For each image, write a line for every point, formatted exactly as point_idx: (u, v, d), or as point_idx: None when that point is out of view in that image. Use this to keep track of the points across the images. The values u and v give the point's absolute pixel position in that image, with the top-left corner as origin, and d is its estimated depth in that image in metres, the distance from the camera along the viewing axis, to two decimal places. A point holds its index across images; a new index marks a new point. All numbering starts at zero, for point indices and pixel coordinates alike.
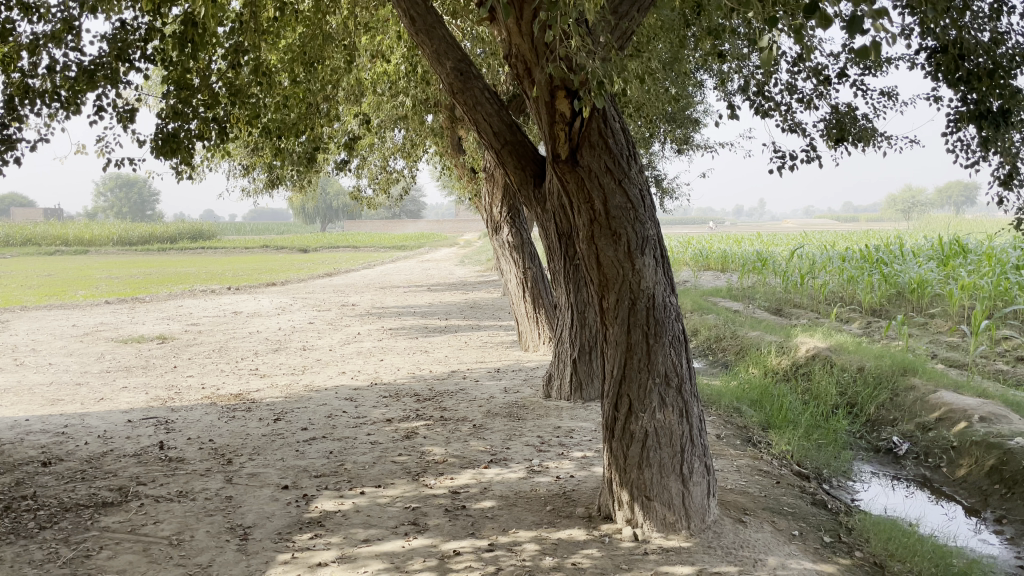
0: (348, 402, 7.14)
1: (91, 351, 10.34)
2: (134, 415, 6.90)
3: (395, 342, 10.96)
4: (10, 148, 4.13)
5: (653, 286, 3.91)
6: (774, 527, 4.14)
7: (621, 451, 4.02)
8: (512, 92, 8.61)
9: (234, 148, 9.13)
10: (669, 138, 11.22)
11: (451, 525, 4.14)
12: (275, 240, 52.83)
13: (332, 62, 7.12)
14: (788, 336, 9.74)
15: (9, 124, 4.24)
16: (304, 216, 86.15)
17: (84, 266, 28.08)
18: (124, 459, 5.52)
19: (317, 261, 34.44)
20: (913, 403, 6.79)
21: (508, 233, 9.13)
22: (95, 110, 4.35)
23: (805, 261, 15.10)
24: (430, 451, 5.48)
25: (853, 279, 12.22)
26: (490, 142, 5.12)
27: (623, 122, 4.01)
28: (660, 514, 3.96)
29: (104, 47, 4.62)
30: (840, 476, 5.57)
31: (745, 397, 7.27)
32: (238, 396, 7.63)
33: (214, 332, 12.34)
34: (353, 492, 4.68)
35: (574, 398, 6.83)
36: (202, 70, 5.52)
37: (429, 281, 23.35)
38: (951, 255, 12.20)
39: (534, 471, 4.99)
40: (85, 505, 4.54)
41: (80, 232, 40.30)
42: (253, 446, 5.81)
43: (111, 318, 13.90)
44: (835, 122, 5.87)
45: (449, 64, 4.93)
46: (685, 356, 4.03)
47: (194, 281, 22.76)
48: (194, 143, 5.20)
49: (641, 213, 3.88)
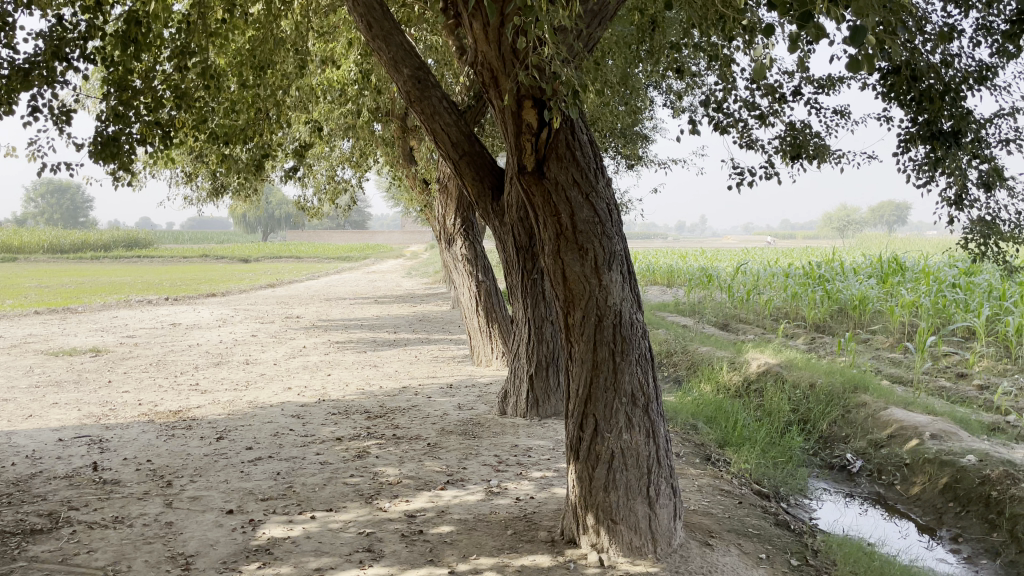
0: (296, 420, 6.87)
1: (19, 365, 9.81)
2: (66, 433, 6.52)
3: (343, 356, 10.68)
4: None
5: (620, 302, 3.80)
6: (741, 550, 4.06)
7: (586, 472, 3.89)
8: (465, 103, 8.48)
9: (176, 155, 8.81)
10: (620, 153, 11.22)
11: (408, 552, 3.96)
12: (214, 249, 51.59)
13: (282, 68, 6.88)
14: (738, 352, 9.78)
15: None
16: (246, 226, 84.56)
17: (13, 275, 26.99)
18: (53, 482, 5.18)
19: (258, 271, 33.71)
20: (864, 420, 6.84)
21: (461, 246, 8.96)
22: (29, 110, 4.08)
23: (750, 276, 15.27)
24: (383, 472, 5.28)
25: (798, 296, 12.38)
26: (448, 153, 4.97)
27: (591, 134, 3.90)
28: (627, 538, 3.84)
29: (39, 44, 4.35)
30: (797, 494, 5.55)
31: (700, 413, 7.23)
32: (178, 414, 7.29)
33: (151, 345, 11.85)
34: (303, 517, 4.46)
35: (530, 414, 6.68)
36: (146, 72, 5.25)
37: (374, 292, 22.97)
38: (890, 273, 12.45)
39: (492, 493, 4.83)
40: (10, 532, 4.22)
41: (8, 239, 38.74)
42: (194, 467, 5.52)
43: (40, 330, 13.27)
44: (790, 139, 5.86)
45: (407, 71, 4.74)
46: (652, 376, 3.93)
47: (129, 291, 22.00)
48: (135, 149, 4.95)
49: (608, 227, 3.78)
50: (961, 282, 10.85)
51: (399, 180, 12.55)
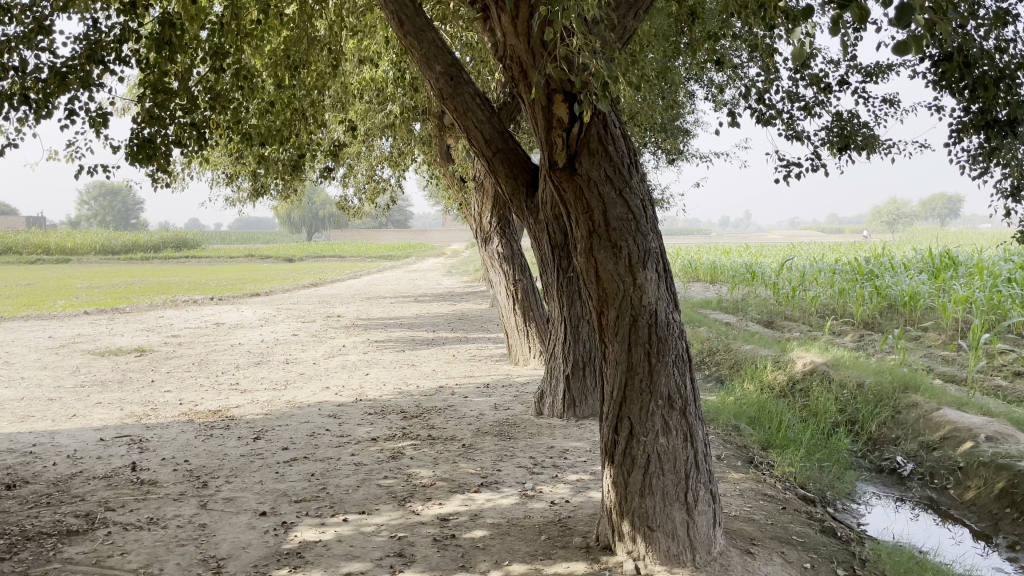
0: (332, 420, 6.86)
1: (67, 365, 10.00)
2: (107, 433, 6.59)
3: (382, 355, 10.68)
4: None
5: (655, 302, 3.67)
6: (784, 559, 3.90)
7: (621, 477, 3.78)
8: (503, 100, 8.37)
9: (216, 157, 8.88)
10: (660, 148, 11.03)
11: (439, 557, 3.88)
12: (258, 249, 52.35)
13: (318, 67, 6.87)
14: (782, 350, 9.53)
15: None
16: (291, 225, 85.67)
17: (66, 275, 27.68)
18: (92, 482, 5.22)
19: (301, 271, 34.12)
20: (915, 421, 6.58)
21: (498, 244, 8.89)
22: (67, 114, 4.10)
23: (795, 271, 14.93)
24: (417, 474, 5.21)
25: (845, 291, 12.05)
26: (481, 150, 4.91)
27: (624, 127, 3.78)
28: (664, 545, 3.71)
29: (78, 48, 4.38)
30: (844, 499, 5.36)
31: (742, 414, 7.04)
32: (218, 413, 7.33)
33: (194, 344, 11.99)
34: (335, 520, 4.41)
35: (567, 415, 6.58)
36: (182, 74, 5.26)
37: (415, 291, 23.05)
38: (942, 268, 12.05)
39: (527, 496, 4.74)
40: (47, 533, 4.24)
41: (62, 240, 39.76)
42: (230, 468, 5.53)
43: (89, 330, 13.54)
44: (837, 129, 5.61)
45: (439, 68, 4.68)
46: (689, 377, 3.79)
47: (177, 291, 22.38)
48: (171, 150, 4.95)
49: (642, 223, 3.65)
50: (1018, 277, 10.44)
51: (437, 178, 12.54)
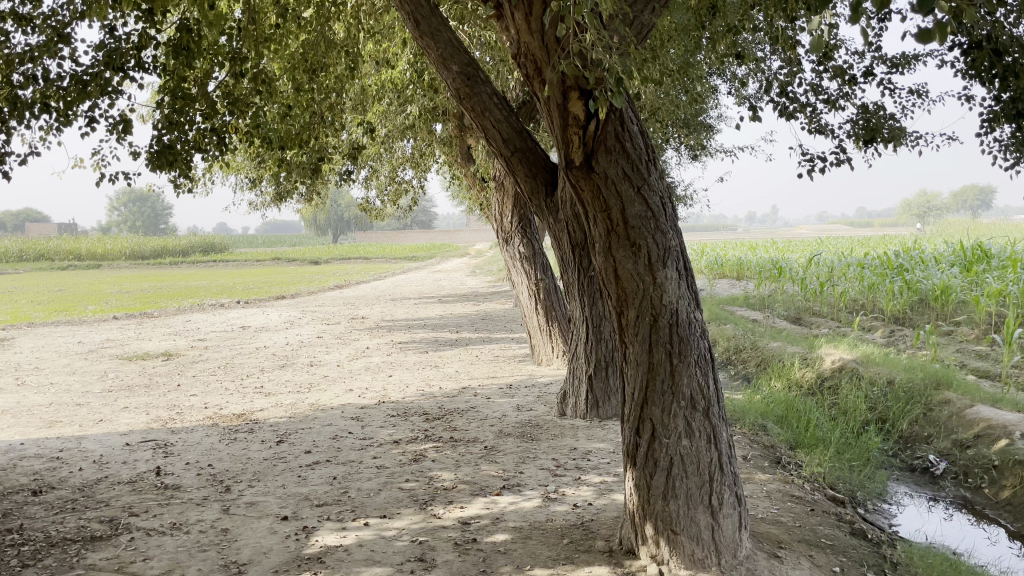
0: (355, 422, 6.85)
1: (95, 370, 10.11)
2: (133, 438, 6.64)
3: (405, 356, 10.68)
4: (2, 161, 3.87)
5: (676, 301, 3.60)
6: (813, 563, 3.81)
7: (644, 480, 3.71)
8: (523, 99, 8.31)
9: (238, 162, 8.92)
10: (683, 144, 10.90)
11: (460, 562, 3.84)
12: (284, 252, 52.77)
13: (336, 70, 6.85)
14: (810, 346, 9.38)
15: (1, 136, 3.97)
16: (317, 228, 86.28)
17: (96, 281, 28.07)
18: (117, 487, 5.25)
19: (327, 273, 34.30)
20: (948, 419, 6.42)
21: (520, 244, 8.83)
22: (87, 121, 4.11)
23: (823, 267, 14.70)
24: (438, 476, 5.18)
25: (874, 286, 11.84)
26: (499, 150, 4.86)
27: (641, 123, 3.71)
28: (688, 549, 3.63)
29: (97, 56, 4.38)
30: (874, 499, 5.24)
31: (770, 413, 6.92)
32: (242, 417, 7.35)
33: (220, 348, 12.07)
34: (356, 524, 4.39)
35: (591, 416, 6.52)
36: (201, 79, 5.25)
37: (440, 292, 23.06)
38: (974, 261, 11.79)
39: (550, 499, 4.68)
40: (72, 539, 4.26)
41: (93, 246, 40.35)
42: (253, 472, 5.53)
43: (117, 335, 13.69)
44: (863, 122, 5.45)
45: (456, 68, 4.63)
46: (712, 377, 3.71)
47: (205, 295, 22.58)
48: (191, 155, 4.94)
49: (662, 222, 3.58)
50: None
51: (458, 178, 12.51)
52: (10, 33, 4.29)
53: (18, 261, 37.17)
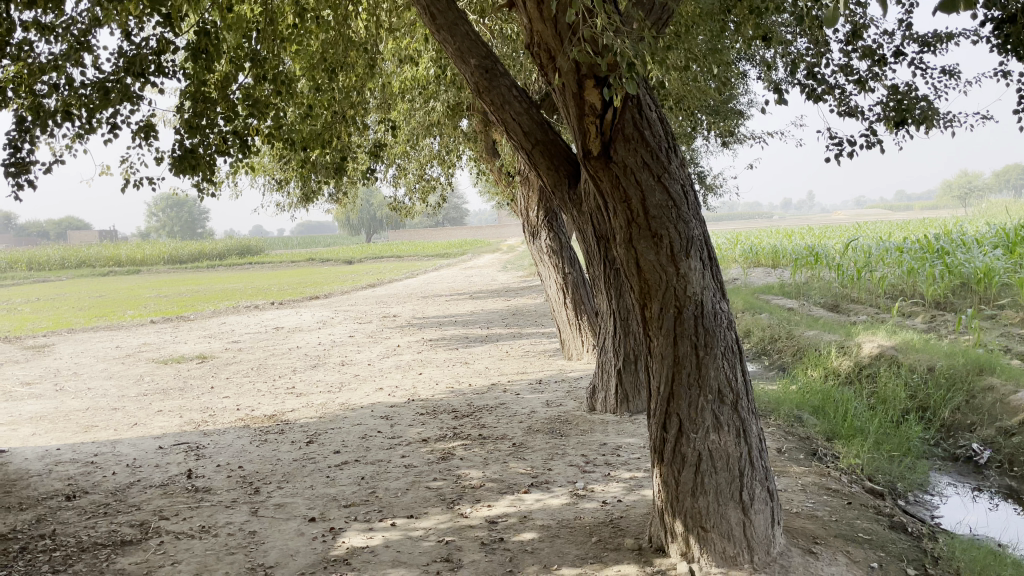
0: (384, 421, 6.84)
1: (131, 374, 10.25)
2: (166, 440, 6.70)
3: (436, 353, 10.67)
4: (24, 171, 3.85)
5: (700, 292, 3.50)
6: (849, 559, 3.68)
7: (672, 477, 3.61)
8: (545, 92, 8.21)
9: (265, 164, 8.96)
10: (713, 131, 10.73)
11: (486, 562, 3.78)
12: (319, 252, 53.24)
13: (358, 69, 6.80)
14: (847, 334, 9.16)
15: (23, 146, 3.95)
16: (350, 227, 86.86)
17: (135, 285, 28.50)
18: (149, 490, 5.29)
19: (361, 272, 34.54)
20: (992, 406, 6.23)
21: (547, 238, 8.73)
22: (109, 128, 4.03)
23: (860, 252, 14.39)
24: (466, 475, 5.13)
25: (913, 271, 11.55)
26: (520, 143, 4.79)
27: (659, 110, 3.61)
28: (719, 547, 3.53)
29: (118, 63, 4.28)
30: (916, 490, 5.08)
31: (805, 404, 6.77)
32: (273, 418, 7.38)
33: (253, 349, 12.17)
34: (383, 524, 4.36)
35: (621, 411, 6.43)
36: (222, 82, 5.16)
37: (472, 288, 23.06)
38: (1018, 242, 11.45)
39: (578, 496, 4.60)
40: (102, 544, 4.29)
41: (132, 252, 41.02)
42: (283, 472, 5.54)
43: (153, 338, 13.89)
44: (894, 103, 5.26)
45: (474, 61, 4.55)
46: (740, 369, 3.60)
47: (241, 296, 22.84)
48: (214, 158, 4.79)
49: (684, 210, 3.49)
50: None
51: (486, 174, 12.47)
52: (34, 42, 4.27)
53: (60, 267, 37.94)
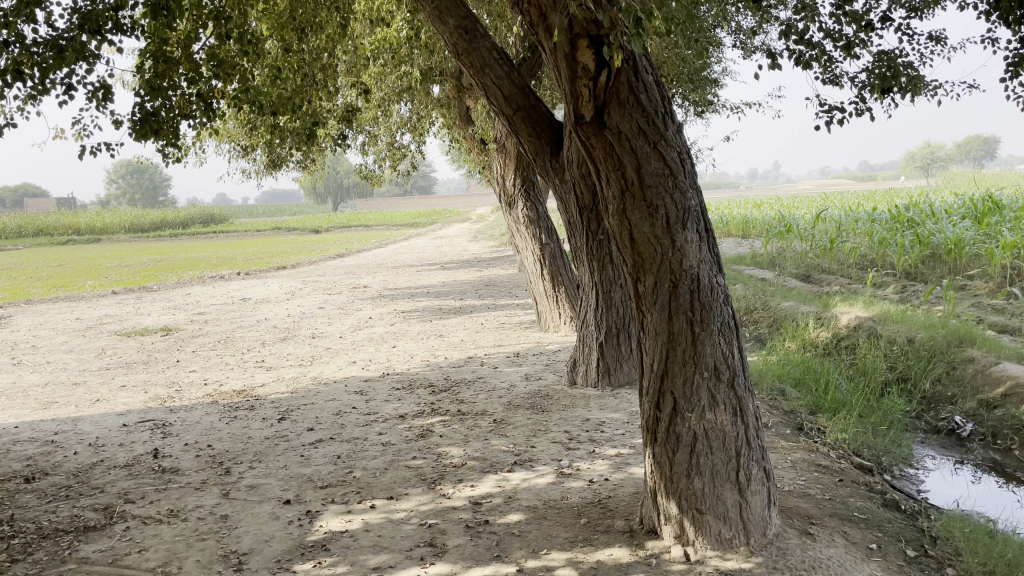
0: (359, 397, 6.64)
1: (92, 348, 9.87)
2: (131, 418, 6.43)
3: (409, 326, 10.45)
4: None
5: (697, 265, 3.33)
6: (847, 540, 3.59)
7: (666, 457, 3.47)
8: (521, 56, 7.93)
9: (229, 129, 8.58)
10: (689, 99, 10.52)
11: (472, 546, 3.63)
12: (284, 221, 52.37)
13: (327, 29, 6.43)
14: (824, 305, 9.10)
15: None
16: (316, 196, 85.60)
17: (95, 256, 27.64)
18: (113, 471, 5.04)
19: (327, 242, 34.04)
20: (973, 377, 6.21)
21: (523, 208, 8.53)
22: (64, 90, 3.67)
23: (831, 223, 14.37)
24: (447, 453, 4.97)
25: (885, 242, 11.53)
26: (501, 108, 4.46)
27: (655, 73, 3.39)
28: (715, 529, 3.43)
29: (71, 19, 3.93)
30: (900, 464, 5.03)
31: (786, 376, 6.70)
32: (242, 393, 7.14)
33: (220, 322, 11.82)
34: (362, 506, 4.19)
35: (602, 384, 6.28)
36: (185, 40, 4.79)
37: (440, 258, 22.77)
38: (986, 213, 11.50)
39: (564, 475, 4.47)
40: (64, 531, 4.06)
41: (92, 221, 39.86)
42: (255, 452, 5.32)
43: (115, 310, 13.43)
44: (879, 71, 4.71)
45: (453, 22, 4.34)
46: (737, 346, 3.45)
47: (205, 267, 22.23)
48: (178, 124, 4.45)
49: (680, 179, 3.30)
50: None
51: (457, 141, 12.17)
52: None
53: (15, 236, 36.74)
